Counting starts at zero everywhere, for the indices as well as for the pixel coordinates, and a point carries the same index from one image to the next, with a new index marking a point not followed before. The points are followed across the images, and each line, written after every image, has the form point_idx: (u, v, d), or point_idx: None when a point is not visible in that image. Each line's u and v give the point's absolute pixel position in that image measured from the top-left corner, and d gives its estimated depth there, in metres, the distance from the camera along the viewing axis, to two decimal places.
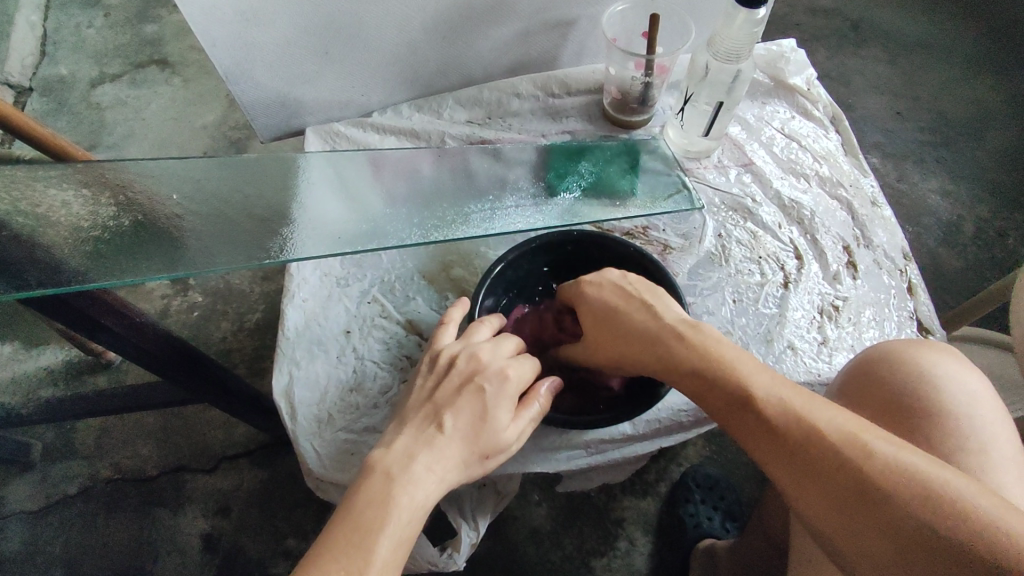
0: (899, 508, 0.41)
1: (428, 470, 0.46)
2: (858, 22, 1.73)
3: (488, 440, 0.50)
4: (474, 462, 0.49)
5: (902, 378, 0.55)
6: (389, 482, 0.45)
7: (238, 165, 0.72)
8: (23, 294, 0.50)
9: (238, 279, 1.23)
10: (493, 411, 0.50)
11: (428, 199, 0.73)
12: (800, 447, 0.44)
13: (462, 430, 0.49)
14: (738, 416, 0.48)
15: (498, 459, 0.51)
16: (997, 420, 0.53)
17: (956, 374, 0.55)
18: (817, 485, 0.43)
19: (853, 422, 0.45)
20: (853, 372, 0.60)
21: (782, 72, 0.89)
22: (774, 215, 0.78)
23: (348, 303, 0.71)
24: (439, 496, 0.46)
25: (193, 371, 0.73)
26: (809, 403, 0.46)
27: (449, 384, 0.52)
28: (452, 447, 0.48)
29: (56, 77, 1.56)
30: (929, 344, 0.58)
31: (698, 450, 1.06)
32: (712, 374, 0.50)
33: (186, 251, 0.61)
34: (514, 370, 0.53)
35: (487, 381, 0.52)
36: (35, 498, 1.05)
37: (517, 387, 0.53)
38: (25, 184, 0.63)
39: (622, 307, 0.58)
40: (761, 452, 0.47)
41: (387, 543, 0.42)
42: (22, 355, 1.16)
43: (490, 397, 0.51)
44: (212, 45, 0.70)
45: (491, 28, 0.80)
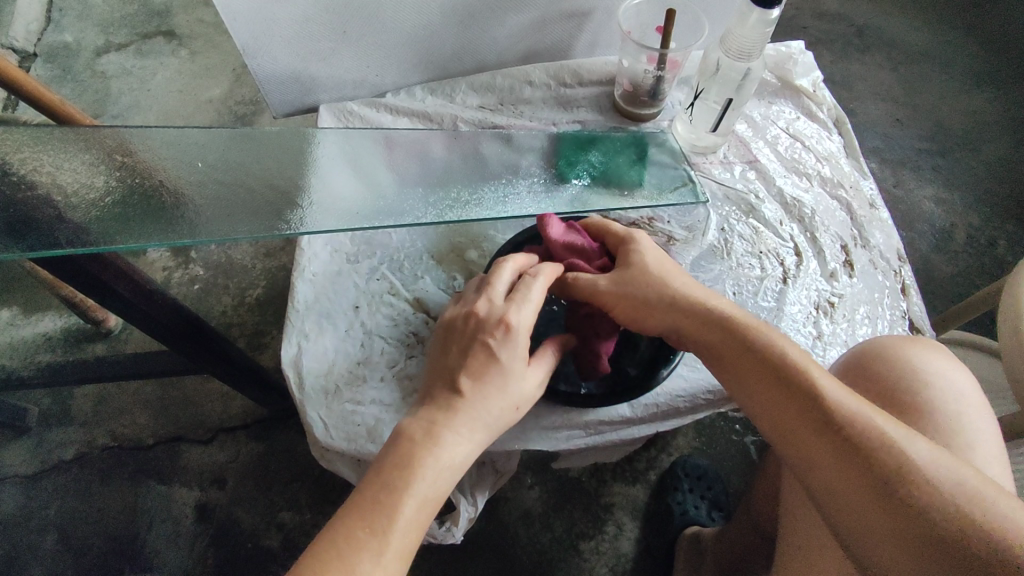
0: (924, 502, 0.44)
1: (454, 434, 0.48)
2: (862, 29, 1.75)
3: (514, 393, 0.51)
4: (507, 414, 0.51)
5: (899, 374, 0.58)
6: (411, 447, 0.46)
7: (258, 138, 0.73)
8: (50, 253, 0.51)
9: (240, 254, 1.24)
10: (506, 365, 0.51)
11: (440, 180, 0.74)
12: (836, 432, 0.48)
13: (480, 392, 0.50)
14: (767, 393, 0.52)
15: (527, 405, 0.53)
16: (983, 422, 0.56)
17: (950, 373, 0.57)
18: (836, 462, 0.47)
19: (890, 420, 0.48)
20: (850, 368, 0.61)
21: (790, 73, 0.90)
22: (776, 212, 0.80)
23: (357, 279, 0.72)
24: (471, 455, 0.48)
25: (199, 340, 0.74)
26: (847, 393, 0.50)
27: (457, 345, 0.53)
28: (478, 408, 0.49)
29: (61, 44, 1.55)
30: (918, 340, 0.61)
31: (688, 440, 1.09)
32: (749, 354, 0.54)
33: (204, 220, 0.62)
34: (515, 317, 0.52)
35: (491, 335, 0.52)
36: (31, 462, 1.06)
37: (524, 334, 0.52)
38: (40, 146, 0.64)
39: (671, 273, 0.60)
40: (795, 433, 0.50)
41: (413, 504, 0.44)
42: (21, 321, 1.16)
43: (498, 352, 0.51)
44: (231, 18, 0.71)
45: (507, 15, 0.81)
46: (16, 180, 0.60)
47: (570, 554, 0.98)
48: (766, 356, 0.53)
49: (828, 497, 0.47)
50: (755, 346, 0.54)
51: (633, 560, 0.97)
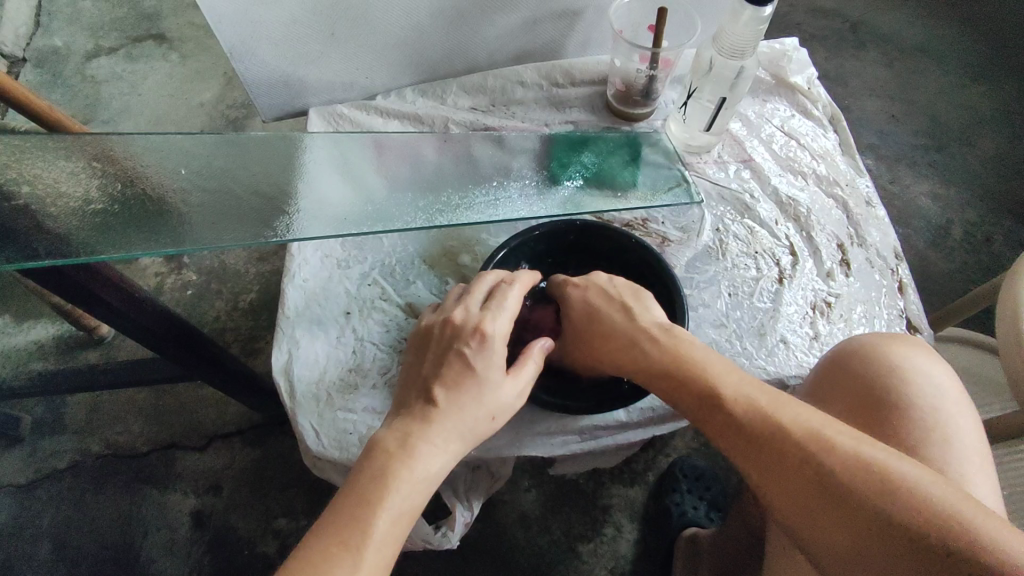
0: (861, 500, 0.43)
1: (429, 445, 0.47)
2: (857, 24, 1.74)
3: (490, 402, 0.50)
4: (483, 423, 0.50)
5: (870, 368, 0.58)
6: (387, 462, 0.45)
7: (245, 143, 0.72)
8: (30, 265, 0.50)
9: (233, 258, 1.23)
10: (480, 372, 0.51)
11: (430, 184, 0.74)
12: (768, 446, 0.48)
13: (457, 400, 0.49)
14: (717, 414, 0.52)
15: (503, 417, 0.52)
16: (963, 416, 0.55)
17: (924, 366, 0.57)
18: (786, 481, 0.47)
19: (820, 421, 0.48)
20: (826, 371, 0.62)
21: (784, 71, 0.89)
22: (771, 211, 0.79)
23: (348, 285, 0.71)
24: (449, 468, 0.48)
25: (189, 348, 0.73)
26: (774, 401, 0.50)
27: (433, 352, 0.54)
28: (455, 417, 0.49)
29: (51, 48, 1.53)
30: (900, 337, 0.61)
31: (686, 441, 1.08)
32: (688, 376, 0.54)
33: (192, 228, 0.61)
34: (490, 325, 0.53)
35: (466, 343, 0.52)
36: (25, 471, 1.05)
37: (498, 343, 0.52)
38: (23, 154, 0.63)
39: (599, 316, 0.62)
40: (737, 452, 0.50)
41: (387, 518, 0.42)
42: (12, 329, 1.15)
43: (472, 359, 0.51)
44: (217, 22, 0.70)
45: (498, 15, 0.80)
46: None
47: (568, 557, 0.97)
48: (690, 374, 0.54)
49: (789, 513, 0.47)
50: (689, 365, 0.55)
51: (632, 562, 0.97)
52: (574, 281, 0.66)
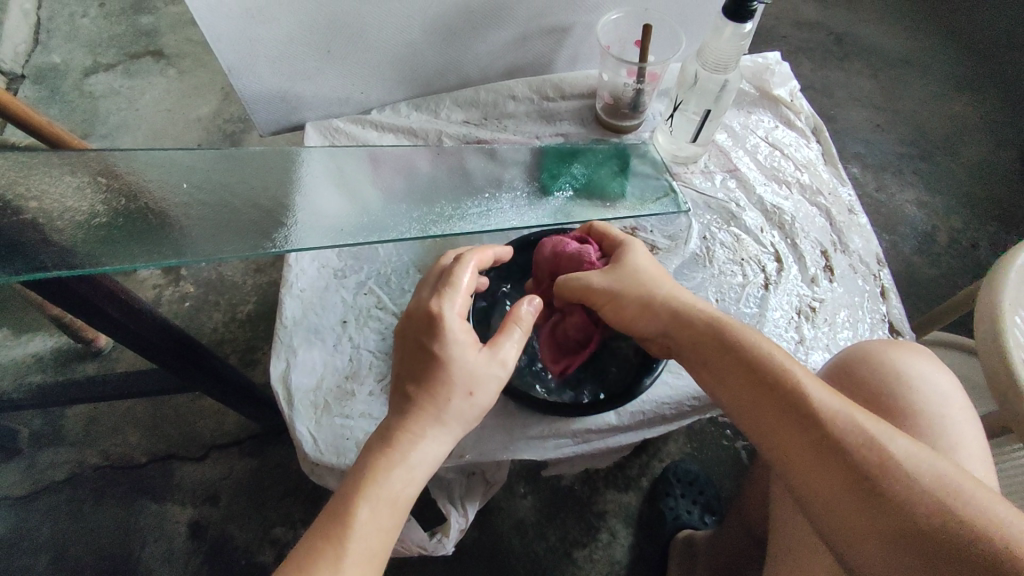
0: (911, 502, 0.44)
1: (409, 436, 0.49)
2: (841, 36, 1.79)
3: (462, 379, 0.52)
4: (458, 403, 0.52)
5: (878, 377, 0.60)
6: (360, 467, 0.48)
7: (244, 158, 0.74)
8: (36, 276, 0.52)
9: (230, 270, 1.25)
10: (442, 352, 0.52)
11: (423, 196, 0.76)
12: (827, 439, 0.48)
13: (422, 385, 0.51)
14: (742, 381, 0.54)
15: (485, 392, 0.53)
16: (967, 420, 0.57)
17: (930, 375, 0.59)
18: (795, 448, 0.49)
19: (874, 421, 0.48)
20: (836, 369, 0.64)
21: (767, 84, 0.92)
22: (757, 220, 0.81)
23: (344, 294, 0.73)
24: (428, 453, 0.49)
25: (188, 358, 0.74)
26: (829, 395, 0.50)
27: (402, 348, 0.56)
28: (423, 406, 0.51)
29: (49, 65, 1.56)
30: (903, 344, 0.63)
31: (680, 446, 1.10)
32: (754, 362, 0.54)
33: (193, 241, 0.62)
34: (440, 307, 0.54)
35: (423, 331, 0.54)
36: (23, 484, 1.05)
37: (452, 321, 0.54)
38: (28, 170, 0.64)
39: (661, 276, 0.64)
40: (783, 444, 0.50)
41: (368, 507, 0.45)
42: (10, 342, 1.16)
43: (428, 343, 0.53)
44: (217, 41, 0.72)
45: (489, 31, 0.83)
46: (5, 205, 0.60)
47: (564, 562, 0.98)
48: (750, 361, 0.54)
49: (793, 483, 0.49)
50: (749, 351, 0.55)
51: (628, 567, 0.98)
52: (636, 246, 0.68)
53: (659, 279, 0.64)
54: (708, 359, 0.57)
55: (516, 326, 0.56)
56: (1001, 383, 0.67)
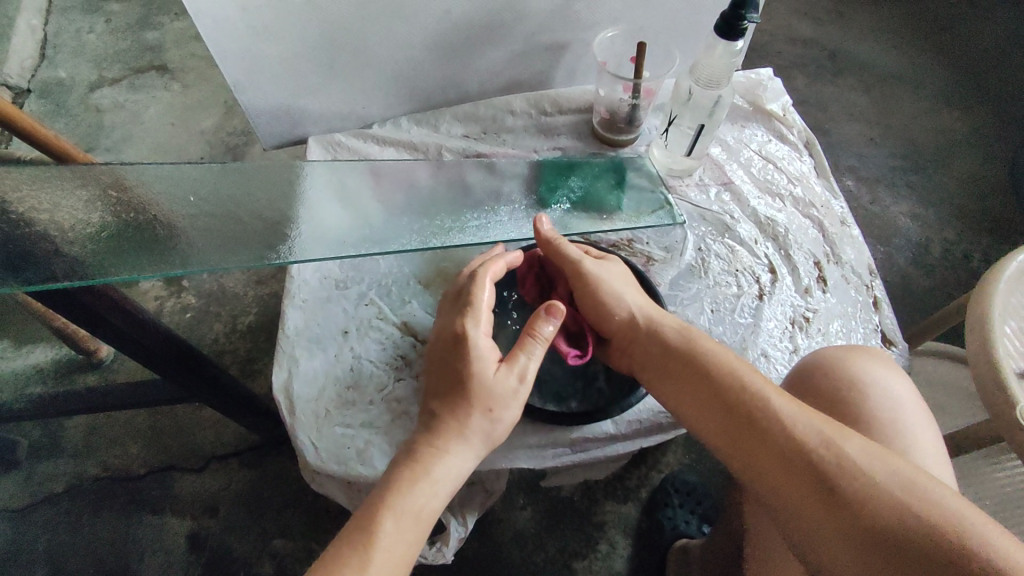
0: (871, 502, 0.47)
1: (432, 453, 0.52)
2: (835, 52, 1.82)
3: (484, 396, 0.54)
4: (480, 419, 0.54)
5: (837, 383, 0.62)
6: (383, 487, 0.51)
7: (250, 171, 0.75)
8: (48, 286, 0.53)
9: (232, 282, 1.26)
10: (465, 372, 0.55)
11: (424, 209, 0.77)
12: (790, 449, 0.51)
13: (446, 404, 0.55)
14: (705, 396, 0.58)
15: (508, 407, 0.55)
16: (923, 424, 0.60)
17: (887, 379, 0.61)
18: (759, 464, 0.53)
19: (830, 426, 0.52)
20: (799, 378, 0.66)
21: (760, 98, 0.94)
22: (751, 231, 0.83)
23: (346, 305, 0.74)
24: (450, 467, 0.52)
25: (191, 368, 0.75)
26: (789, 404, 0.54)
27: (431, 370, 0.59)
28: (445, 424, 0.54)
29: (55, 79, 1.58)
30: (864, 350, 0.65)
31: (678, 456, 1.10)
32: (718, 375, 0.58)
33: (200, 252, 0.64)
34: (468, 329, 0.57)
35: (451, 352, 0.57)
36: (22, 495, 1.06)
37: (478, 342, 0.57)
38: (38, 184, 0.65)
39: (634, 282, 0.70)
40: (753, 456, 0.53)
41: (391, 520, 0.48)
42: (12, 353, 1.17)
43: (456, 364, 0.56)
44: (222, 57, 0.74)
45: (488, 48, 0.85)
46: (16, 218, 0.61)
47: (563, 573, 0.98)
48: (715, 374, 0.58)
49: (765, 497, 0.53)
50: (714, 365, 0.59)
51: None
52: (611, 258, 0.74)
53: (627, 285, 0.68)
54: (672, 370, 0.61)
55: (534, 337, 0.58)
56: (991, 392, 0.68)
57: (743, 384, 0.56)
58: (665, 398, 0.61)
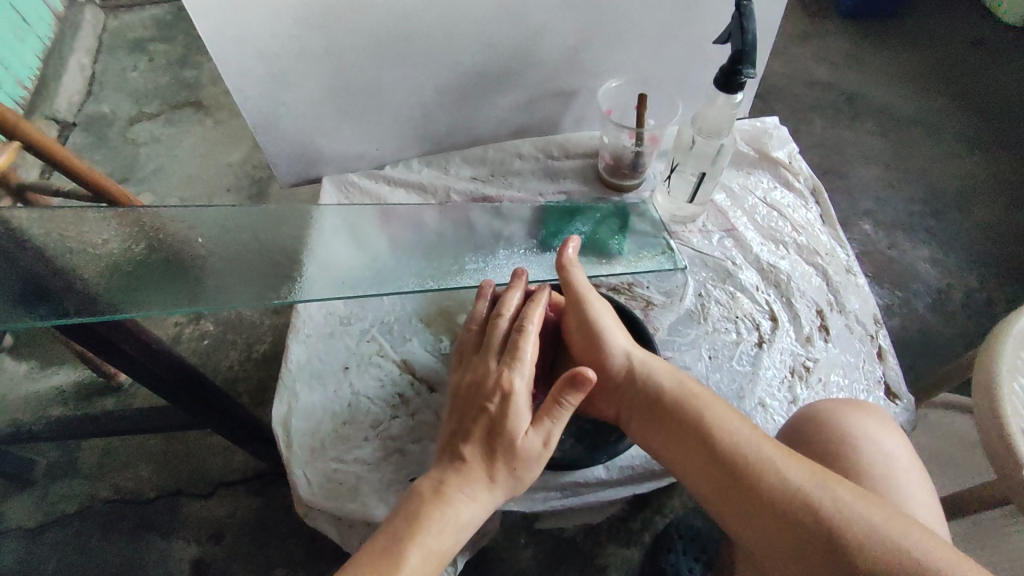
0: (866, 555, 0.48)
1: (461, 496, 0.54)
2: (853, 96, 1.83)
3: (513, 454, 0.56)
4: (505, 475, 0.56)
5: (828, 433, 0.62)
6: (392, 532, 0.51)
7: (268, 211, 0.79)
8: (61, 322, 0.56)
9: (249, 310, 1.30)
10: (501, 426, 0.57)
11: (428, 250, 0.80)
12: (782, 502, 0.52)
13: (479, 452, 0.56)
14: (694, 446, 0.58)
15: (530, 467, 0.57)
16: (916, 480, 0.60)
17: (879, 432, 0.61)
18: (755, 520, 0.53)
19: (821, 476, 0.53)
20: (790, 431, 0.66)
21: (766, 146, 0.94)
22: (753, 277, 0.83)
23: (349, 341, 0.76)
24: (472, 516, 0.54)
25: (199, 398, 0.77)
26: (777, 454, 0.55)
27: (460, 413, 0.61)
28: (475, 476, 0.55)
29: (98, 114, 1.67)
30: (856, 405, 0.65)
31: (685, 501, 1.09)
32: (704, 424, 0.58)
33: (216, 291, 0.67)
34: (512, 382, 0.59)
35: (490, 402, 0.59)
36: (37, 514, 1.09)
37: (520, 399, 0.58)
38: (72, 224, 0.69)
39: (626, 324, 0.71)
40: (742, 508, 0.54)
41: (412, 565, 0.49)
42: (37, 374, 1.21)
43: (494, 415, 0.58)
44: (244, 101, 0.79)
45: (497, 95, 0.88)
46: (48, 256, 0.65)
47: None
48: (700, 424, 0.59)
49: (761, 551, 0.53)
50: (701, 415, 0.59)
51: None
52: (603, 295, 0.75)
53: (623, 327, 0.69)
54: (663, 418, 0.61)
55: (563, 404, 0.58)
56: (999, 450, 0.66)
57: (730, 433, 0.57)
58: (653, 446, 0.62)
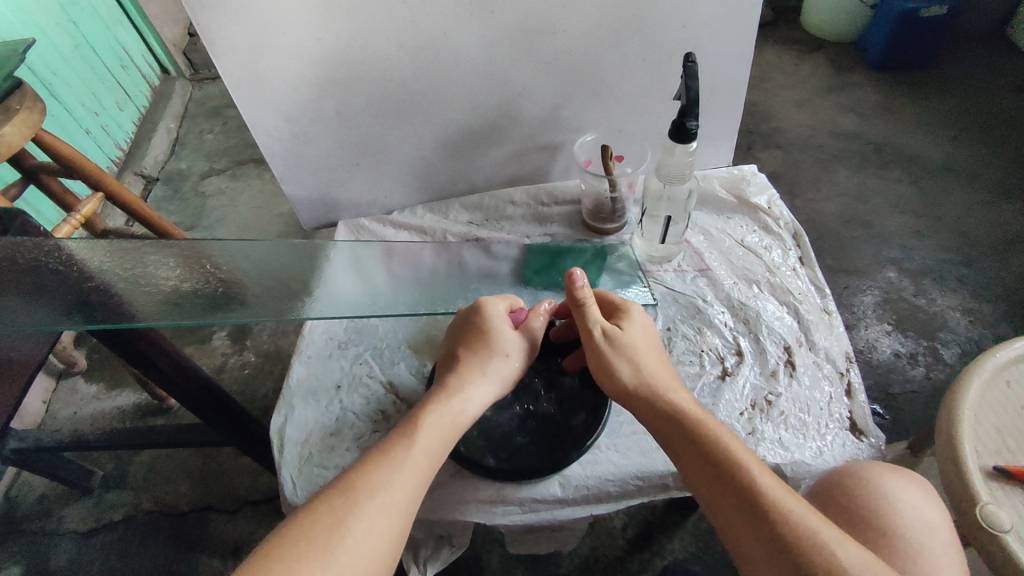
0: None
1: (460, 390, 0.66)
2: (880, 145, 1.83)
3: (501, 347, 0.71)
4: (499, 364, 0.70)
5: (866, 491, 0.61)
6: (380, 455, 0.58)
7: (294, 250, 0.89)
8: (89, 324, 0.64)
9: (286, 343, 1.43)
10: (485, 332, 0.72)
11: (420, 284, 0.90)
12: (767, 518, 0.54)
13: (472, 354, 0.70)
14: (696, 475, 0.60)
15: (518, 360, 0.72)
16: (946, 552, 0.57)
17: (918, 501, 0.60)
18: (751, 534, 0.54)
19: (807, 511, 0.54)
20: (820, 481, 0.67)
21: (744, 192, 1.00)
22: (723, 315, 0.87)
23: (344, 362, 0.85)
24: (475, 396, 0.66)
25: (221, 414, 0.88)
26: (770, 480, 0.57)
27: (453, 338, 0.75)
28: (472, 369, 0.69)
29: (177, 170, 1.92)
30: (903, 472, 0.64)
31: (684, 545, 1.08)
32: (707, 442, 0.61)
33: (236, 307, 0.75)
34: (489, 303, 0.75)
35: (476, 319, 0.74)
36: (88, 520, 1.21)
37: (496, 309, 0.75)
38: (125, 252, 0.78)
39: (652, 345, 0.72)
40: (733, 517, 0.56)
41: (398, 488, 0.55)
42: (104, 395, 1.38)
43: (478, 326, 0.73)
44: (272, 157, 0.93)
45: (490, 148, 0.99)
46: (95, 274, 0.73)
47: None
48: (706, 444, 0.60)
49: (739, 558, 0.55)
50: (710, 433, 0.61)
51: None
52: (636, 309, 0.76)
53: (648, 348, 0.71)
54: (679, 433, 0.63)
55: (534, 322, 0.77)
56: (953, 486, 0.66)
57: (730, 452, 0.59)
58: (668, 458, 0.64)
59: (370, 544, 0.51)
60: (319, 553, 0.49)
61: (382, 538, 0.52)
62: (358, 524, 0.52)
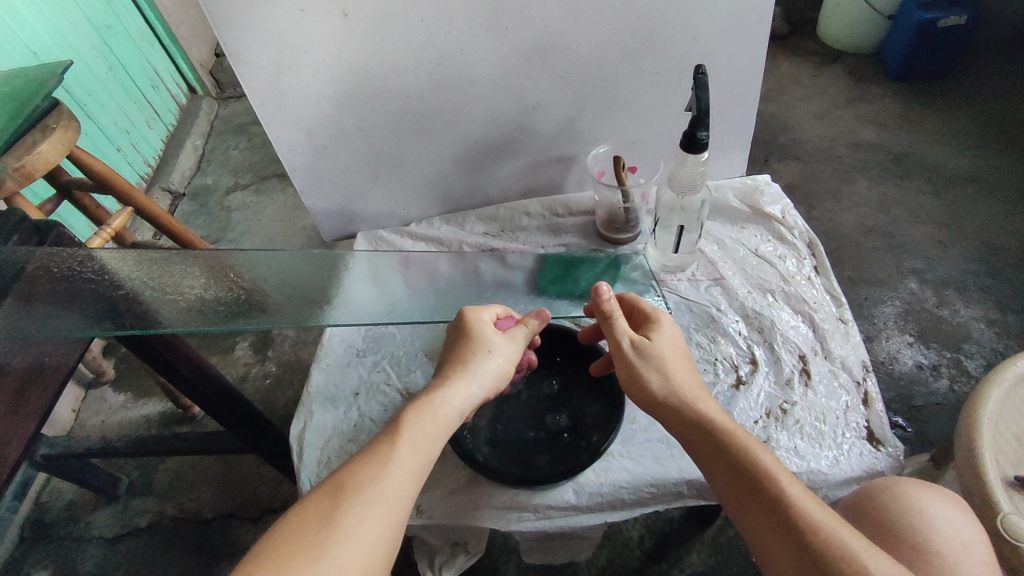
0: None
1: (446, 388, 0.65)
2: (901, 156, 1.81)
3: (482, 344, 0.70)
4: (483, 360, 0.69)
5: (900, 507, 0.61)
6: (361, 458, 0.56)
7: (313, 259, 0.91)
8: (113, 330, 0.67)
9: (306, 353, 1.46)
10: (469, 333, 0.71)
11: (436, 292, 0.91)
12: (797, 528, 0.54)
13: (457, 355, 0.69)
14: (724, 483, 0.60)
15: (503, 356, 0.71)
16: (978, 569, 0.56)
17: (951, 519, 0.59)
18: (780, 544, 0.54)
19: (834, 521, 0.54)
20: (851, 497, 0.66)
21: (758, 202, 1.00)
22: (737, 324, 0.87)
23: (362, 370, 0.87)
24: (456, 393, 0.64)
25: (243, 421, 0.90)
26: (798, 490, 0.57)
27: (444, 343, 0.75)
28: (461, 369, 0.67)
29: (203, 185, 1.98)
30: (936, 489, 0.63)
31: (702, 557, 1.07)
32: (733, 451, 0.61)
33: (253, 313, 0.77)
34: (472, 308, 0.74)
35: (461, 323, 0.73)
36: (114, 526, 1.24)
37: (480, 312, 0.74)
38: (153, 263, 0.81)
39: (680, 352, 0.71)
40: (763, 527, 0.56)
41: (392, 486, 0.54)
42: (131, 404, 1.41)
43: (462, 329, 0.72)
44: (294, 171, 0.96)
45: (506, 161, 1.01)
46: (123, 283, 0.76)
47: None
48: (733, 452, 0.60)
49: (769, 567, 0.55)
50: (737, 441, 0.61)
51: None
52: (664, 317, 0.75)
53: (677, 357, 0.71)
54: (707, 442, 0.63)
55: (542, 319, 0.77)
56: (974, 497, 0.65)
57: (758, 461, 0.59)
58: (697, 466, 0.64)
59: (361, 546, 0.50)
60: (310, 552, 0.48)
61: (374, 538, 0.51)
62: (347, 524, 0.50)
